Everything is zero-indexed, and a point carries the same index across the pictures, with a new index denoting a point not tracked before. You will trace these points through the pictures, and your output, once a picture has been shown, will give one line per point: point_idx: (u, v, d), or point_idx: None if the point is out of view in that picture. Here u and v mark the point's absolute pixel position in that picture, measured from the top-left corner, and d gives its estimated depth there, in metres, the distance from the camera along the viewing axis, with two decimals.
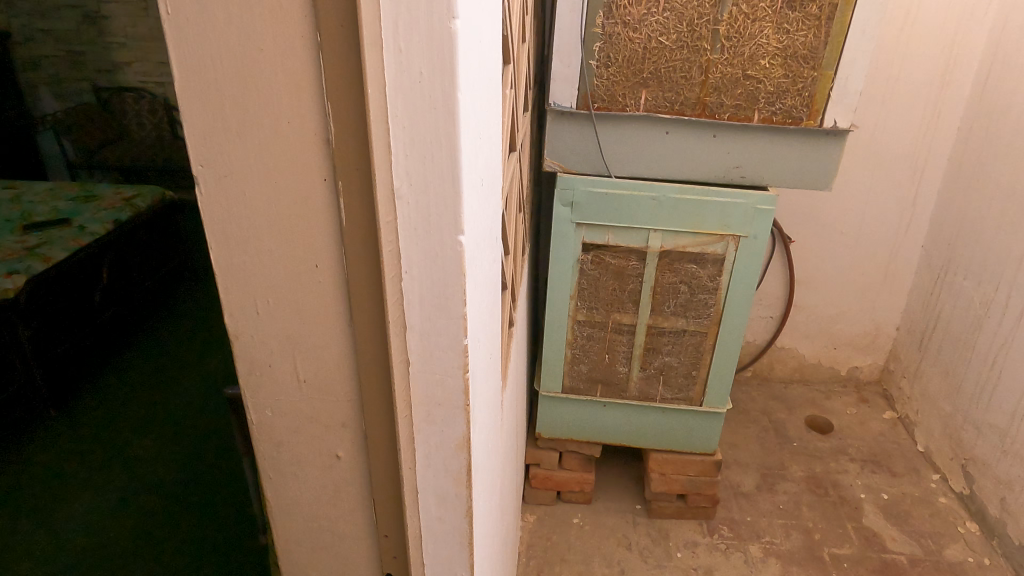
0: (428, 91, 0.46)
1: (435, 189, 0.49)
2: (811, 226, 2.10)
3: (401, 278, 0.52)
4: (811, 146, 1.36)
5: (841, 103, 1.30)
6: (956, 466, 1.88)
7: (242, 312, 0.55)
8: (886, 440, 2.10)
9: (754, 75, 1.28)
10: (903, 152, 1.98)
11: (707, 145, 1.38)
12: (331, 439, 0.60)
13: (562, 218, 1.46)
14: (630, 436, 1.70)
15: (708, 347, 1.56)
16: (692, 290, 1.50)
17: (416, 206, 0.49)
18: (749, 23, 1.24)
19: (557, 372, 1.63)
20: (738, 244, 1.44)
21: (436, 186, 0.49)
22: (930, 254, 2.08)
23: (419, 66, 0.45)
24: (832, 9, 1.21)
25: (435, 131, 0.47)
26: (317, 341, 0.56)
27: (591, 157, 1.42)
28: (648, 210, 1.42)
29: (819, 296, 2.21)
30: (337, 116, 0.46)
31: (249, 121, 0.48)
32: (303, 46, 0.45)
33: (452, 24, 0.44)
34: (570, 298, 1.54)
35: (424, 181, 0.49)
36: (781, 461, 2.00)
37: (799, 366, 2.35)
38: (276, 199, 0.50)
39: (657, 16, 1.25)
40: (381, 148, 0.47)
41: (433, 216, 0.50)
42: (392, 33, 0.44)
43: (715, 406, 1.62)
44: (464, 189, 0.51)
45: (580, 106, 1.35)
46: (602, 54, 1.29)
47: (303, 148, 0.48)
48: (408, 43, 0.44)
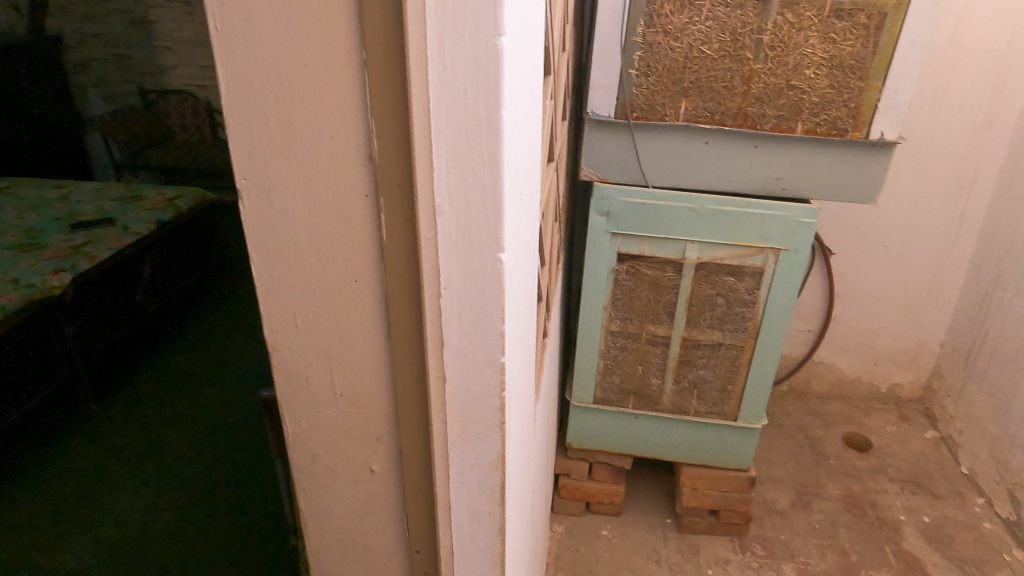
0: (473, 108, 0.45)
1: (477, 206, 0.48)
2: (853, 239, 2.05)
3: (439, 295, 0.51)
4: (856, 158, 1.33)
5: (889, 114, 1.27)
6: (1002, 491, 1.82)
7: (281, 324, 0.55)
8: (928, 460, 2.03)
9: (798, 85, 1.26)
10: (951, 165, 1.92)
11: (748, 156, 1.35)
12: (365, 452, 0.60)
13: (597, 228, 1.44)
14: (662, 450, 1.68)
15: (744, 361, 1.53)
16: (729, 303, 1.47)
17: (456, 222, 0.49)
18: (793, 33, 1.22)
19: (588, 383, 1.61)
20: (778, 257, 1.40)
21: (477, 203, 0.48)
22: (978, 269, 2.01)
23: (463, 83, 0.45)
24: (882, 17, 1.19)
25: (479, 148, 0.46)
26: (355, 354, 0.55)
27: (628, 167, 1.40)
28: (686, 221, 1.40)
29: (860, 310, 2.15)
30: (380, 131, 0.46)
31: (293, 137, 0.48)
32: (349, 62, 0.45)
33: (498, 42, 0.44)
34: (604, 308, 1.52)
35: (465, 198, 0.48)
36: (817, 478, 1.95)
37: (837, 381, 2.29)
38: (318, 215, 0.50)
39: (699, 25, 1.23)
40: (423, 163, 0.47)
41: (474, 234, 0.49)
42: (437, 50, 0.44)
43: (751, 421, 1.59)
44: (505, 206, 0.50)
45: (618, 115, 1.34)
46: (642, 64, 1.28)
47: (344, 165, 0.48)
48: (453, 60, 0.44)
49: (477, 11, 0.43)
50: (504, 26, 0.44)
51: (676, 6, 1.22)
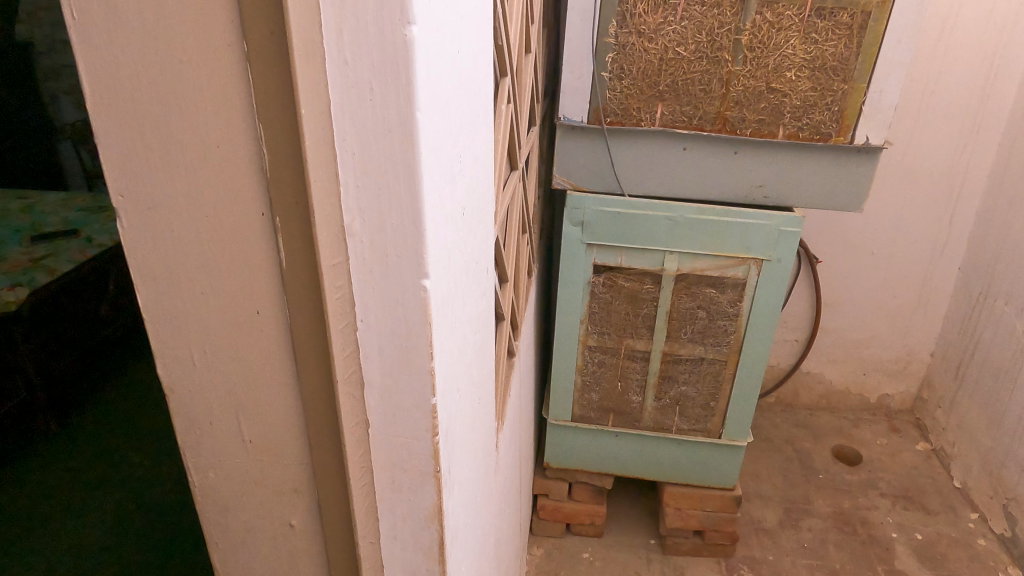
0: (382, 110, 0.38)
1: (393, 225, 0.41)
2: (840, 246, 1.99)
3: (356, 327, 0.45)
4: (841, 165, 1.27)
5: (874, 118, 1.21)
6: (997, 506, 1.76)
7: (177, 363, 0.48)
8: (920, 474, 1.97)
9: (779, 88, 1.20)
10: (939, 170, 1.87)
11: (728, 162, 1.29)
12: (283, 505, 0.53)
13: (571, 238, 1.37)
14: (643, 469, 1.61)
15: (727, 377, 1.46)
16: (711, 316, 1.40)
17: (370, 244, 0.42)
18: (773, 33, 1.16)
19: (566, 400, 1.54)
20: (761, 268, 1.33)
21: (392, 221, 0.41)
22: (968, 276, 1.95)
23: (369, 80, 0.38)
24: (866, 16, 1.13)
25: (392, 157, 0.40)
26: (264, 395, 0.48)
27: (602, 175, 1.33)
28: (664, 231, 1.33)
29: (848, 320, 2.10)
30: (271, 141, 0.39)
31: (173, 147, 0.41)
32: (232, 57, 0.38)
33: (408, 31, 0.37)
34: (581, 322, 1.46)
35: (379, 216, 0.41)
36: (806, 494, 1.89)
37: (826, 393, 2.23)
38: (209, 236, 0.43)
39: (674, 25, 1.17)
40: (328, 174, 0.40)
41: (392, 258, 0.43)
42: (336, 42, 0.37)
43: (735, 438, 1.52)
44: (430, 226, 0.43)
45: (591, 120, 1.27)
46: (615, 66, 1.22)
47: (234, 179, 0.41)
48: (355, 53, 0.37)
49: None
50: (414, 13, 0.37)
51: (649, 5, 1.16)
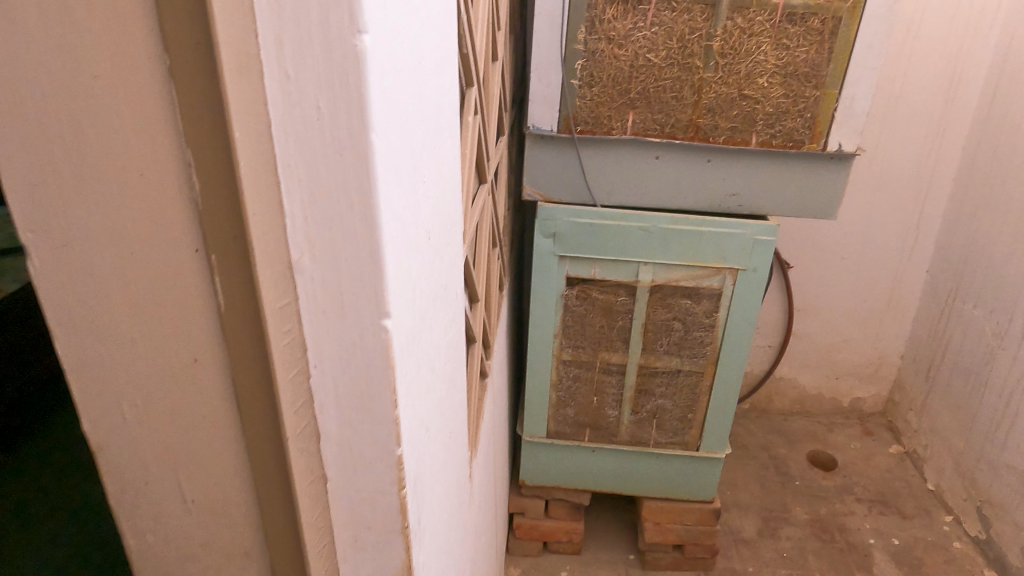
0: (331, 131, 0.34)
1: (348, 260, 0.37)
2: (811, 251, 1.99)
3: (310, 374, 0.40)
4: (814, 173, 1.26)
5: (846, 124, 1.20)
6: (971, 508, 1.76)
7: (104, 418, 0.42)
8: (894, 477, 1.97)
9: (751, 95, 1.18)
10: (906, 173, 1.87)
11: (701, 171, 1.26)
12: (232, 569, 0.47)
13: (543, 251, 1.33)
14: (621, 484, 1.57)
15: (704, 388, 1.43)
16: (687, 328, 1.37)
17: (323, 282, 0.38)
18: (745, 39, 1.13)
19: (541, 416, 1.50)
20: (736, 277, 1.31)
21: (347, 257, 0.37)
22: (936, 279, 1.96)
23: (316, 99, 0.33)
24: (836, 22, 1.12)
25: (345, 185, 0.35)
26: (204, 451, 0.42)
27: (574, 185, 1.30)
28: (638, 241, 1.30)
29: (820, 324, 2.09)
30: (202, 169, 0.34)
31: (88, 176, 0.35)
32: (151, 71, 0.33)
33: (359, 42, 0.32)
34: (555, 336, 1.41)
35: (331, 250, 0.37)
36: (783, 502, 1.87)
37: (800, 397, 2.22)
38: (137, 275, 0.38)
39: (644, 31, 1.14)
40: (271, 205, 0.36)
41: (347, 296, 0.38)
42: (277, 55, 0.33)
43: (713, 450, 1.49)
44: (390, 260, 0.39)
45: (561, 129, 1.23)
46: (584, 73, 1.18)
47: (158, 210, 0.35)
48: (298, 68, 0.33)
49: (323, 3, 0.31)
50: (365, 22, 0.32)
51: (619, 10, 1.13)
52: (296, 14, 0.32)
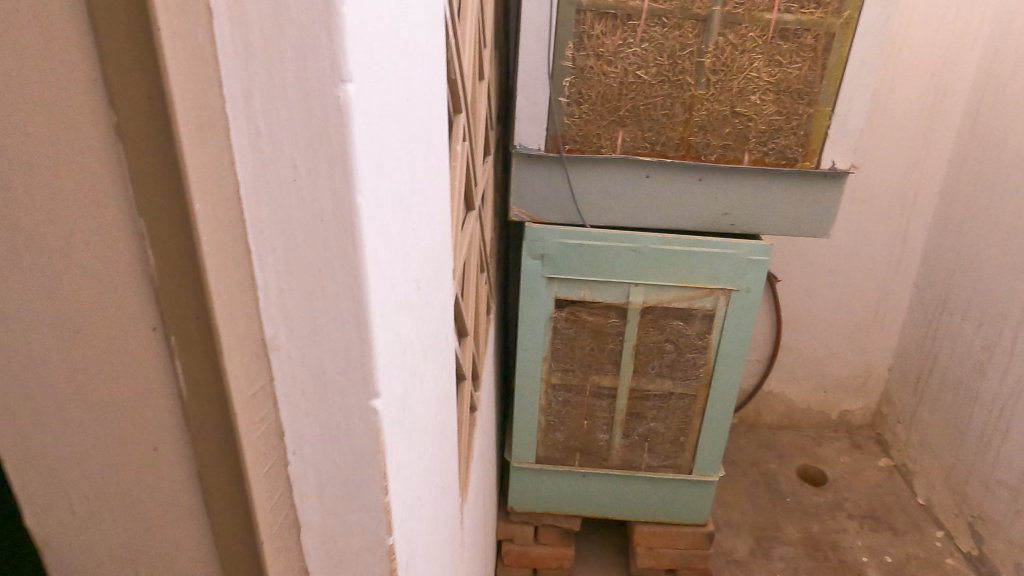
0: (311, 194, 0.29)
1: (331, 336, 0.32)
2: (798, 265, 1.97)
3: (288, 460, 0.35)
4: (807, 191, 1.23)
5: (840, 142, 1.17)
6: (962, 524, 1.74)
7: (48, 513, 0.36)
8: (884, 492, 1.95)
9: (744, 113, 1.15)
10: (892, 186, 1.86)
11: (693, 190, 1.23)
12: None
13: (531, 273, 1.29)
14: (612, 509, 1.53)
15: (697, 411, 1.40)
16: (679, 350, 1.34)
17: (302, 361, 0.33)
18: (736, 55, 1.10)
19: (530, 442, 1.45)
20: (729, 298, 1.28)
21: (329, 332, 0.32)
22: (922, 291, 1.95)
23: (293, 157, 0.29)
24: (829, 38, 1.09)
25: (328, 253, 0.31)
26: (167, 548, 0.37)
27: (562, 205, 1.25)
28: (629, 262, 1.26)
29: (808, 338, 2.08)
30: (158, 241, 0.29)
31: (21, 247, 0.30)
32: (93, 126, 0.27)
33: (343, 91, 0.28)
34: (544, 360, 1.37)
35: (312, 323, 0.32)
36: (775, 521, 1.84)
37: (788, 411, 2.20)
38: (84, 358, 0.32)
39: (633, 47, 1.10)
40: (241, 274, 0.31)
41: (329, 374, 0.33)
42: (246, 108, 0.28)
43: (706, 473, 1.46)
44: (380, 331, 0.34)
45: (549, 148, 1.19)
46: (573, 91, 1.14)
47: (109, 285, 0.30)
48: (272, 123, 0.28)
49: (300, 50, 0.27)
50: (350, 69, 0.28)
51: (608, 26, 1.09)
52: (269, 60, 0.27)
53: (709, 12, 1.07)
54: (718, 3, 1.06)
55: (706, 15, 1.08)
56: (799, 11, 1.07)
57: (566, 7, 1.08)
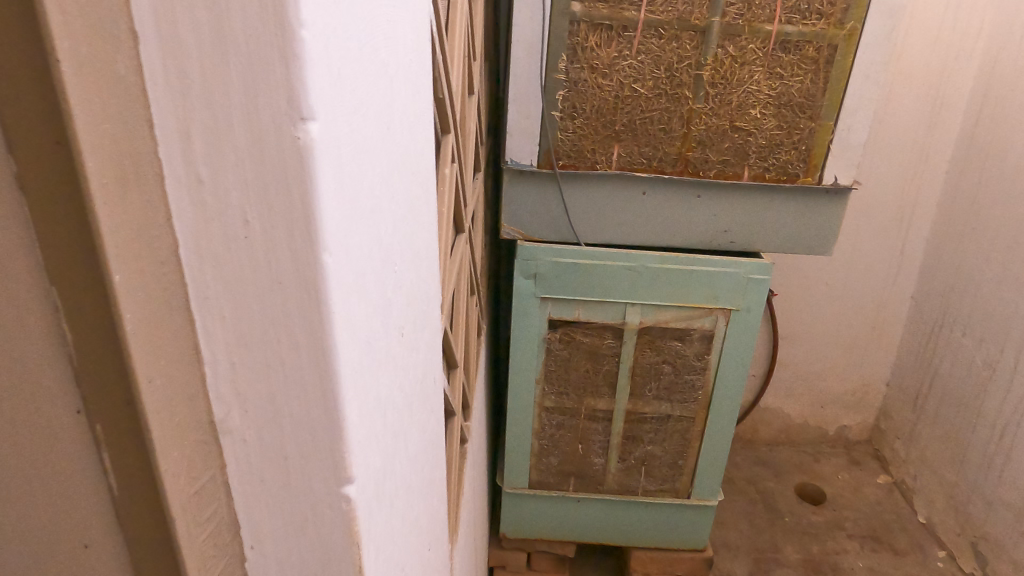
0: (266, 254, 0.24)
1: (294, 416, 0.27)
2: (795, 278, 1.93)
3: (245, 553, 0.30)
4: (808, 207, 1.19)
5: (842, 156, 1.13)
6: (965, 543, 1.70)
7: None
8: (884, 510, 1.91)
9: (744, 127, 1.11)
10: (889, 198, 1.83)
11: (691, 207, 1.18)
12: None
13: (523, 293, 1.24)
14: (608, 535, 1.47)
15: (695, 434, 1.35)
16: (677, 371, 1.29)
17: (260, 443, 0.28)
18: (736, 68, 1.06)
19: (522, 466, 1.40)
20: (729, 318, 1.23)
21: (291, 412, 0.27)
22: (921, 305, 1.92)
23: (243, 209, 0.24)
24: (832, 50, 1.06)
25: (288, 320, 0.26)
26: None
27: (556, 222, 1.21)
28: (624, 282, 1.21)
29: (805, 352, 2.04)
30: (76, 315, 0.23)
31: None
32: None
33: (303, 131, 0.23)
34: (537, 382, 1.32)
35: (271, 399, 0.27)
36: (774, 542, 1.79)
37: (785, 427, 2.16)
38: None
39: (629, 60, 1.06)
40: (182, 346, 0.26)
41: (292, 459, 0.28)
42: (184, 152, 0.23)
43: (705, 497, 1.41)
44: (354, 405, 0.29)
45: (541, 164, 1.14)
46: (566, 104, 1.10)
47: (6, 371, 0.24)
48: (216, 171, 0.23)
49: (247, 85, 0.22)
50: (313, 105, 0.23)
51: (603, 37, 1.05)
52: (212, 93, 0.22)
53: (708, 23, 1.03)
54: (717, 14, 1.02)
55: (704, 26, 1.03)
56: (801, 22, 1.03)
57: (559, 17, 1.04)
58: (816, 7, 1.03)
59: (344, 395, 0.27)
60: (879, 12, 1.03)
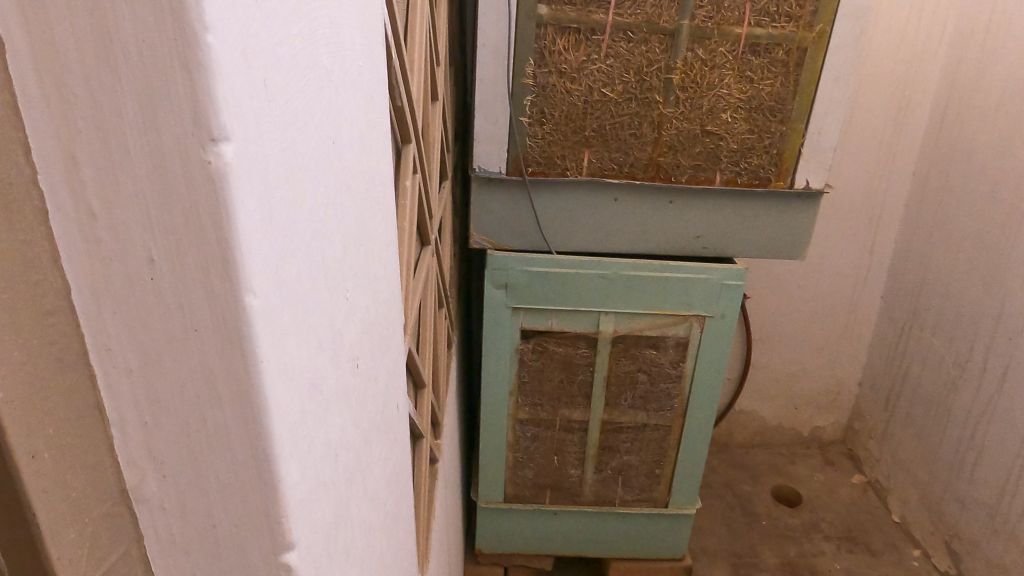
0: (180, 297, 0.22)
1: (220, 475, 0.25)
2: (767, 281, 1.93)
3: None
4: (781, 212, 1.18)
5: (814, 160, 1.12)
6: (939, 542, 1.70)
7: None
8: (860, 511, 1.91)
9: (715, 131, 1.09)
10: (858, 200, 1.84)
11: (664, 213, 1.16)
12: None
13: (494, 303, 1.21)
14: (586, 546, 1.45)
15: (672, 442, 1.33)
16: (652, 380, 1.27)
17: (181, 505, 0.26)
18: (706, 72, 1.05)
19: (497, 480, 1.37)
20: (703, 324, 1.21)
21: (215, 470, 0.25)
22: (891, 306, 1.93)
23: (146, 244, 0.21)
24: (801, 53, 1.05)
25: (205, 364, 0.23)
26: None
27: (526, 230, 1.17)
28: (597, 290, 1.19)
29: (778, 354, 2.04)
30: None
31: None
32: None
33: (217, 155, 0.20)
34: (510, 394, 1.29)
35: (192, 459, 0.25)
36: (751, 546, 1.77)
37: (760, 429, 2.16)
38: None
39: (598, 64, 1.04)
40: (77, 393, 0.23)
41: (221, 522, 0.26)
42: (75, 188, 0.21)
43: (683, 506, 1.39)
44: (295, 456, 0.27)
45: (510, 171, 1.11)
46: (534, 110, 1.07)
47: None
48: (115, 208, 0.21)
49: (145, 111, 0.20)
50: (231, 127, 0.20)
51: (571, 41, 1.02)
52: (104, 113, 0.20)
53: (677, 26, 1.01)
54: (686, 16, 1.01)
55: (674, 29, 1.02)
56: (770, 24, 1.02)
57: (526, 20, 1.01)
58: (785, 10, 1.02)
59: (280, 447, 0.24)
60: (847, 14, 1.02)
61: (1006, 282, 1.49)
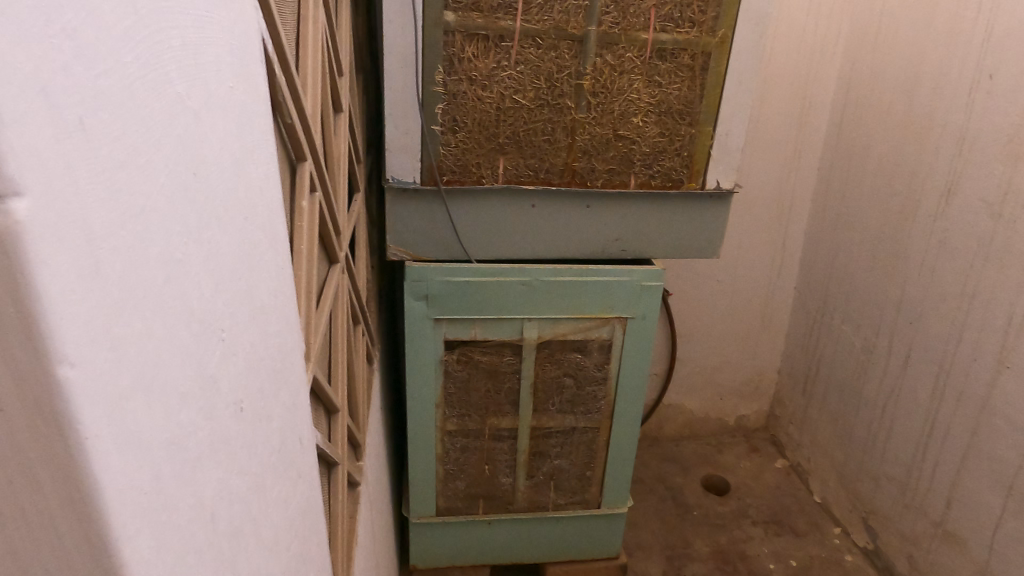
0: None
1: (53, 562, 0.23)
2: (687, 277, 1.97)
3: None
4: (695, 212, 1.20)
5: (723, 161, 1.15)
6: (857, 519, 1.78)
7: None
8: (784, 494, 1.98)
9: (627, 136, 1.10)
10: (768, 195, 1.90)
11: (581, 218, 1.17)
12: None
13: (415, 315, 1.18)
14: (523, 553, 1.44)
15: (601, 443, 1.34)
16: (578, 383, 1.27)
17: None
18: (615, 77, 1.06)
19: (428, 494, 1.34)
20: (625, 326, 1.23)
21: (48, 557, 0.23)
22: (803, 296, 2.01)
23: None
24: (706, 57, 1.07)
25: (18, 439, 0.21)
26: None
27: (445, 240, 1.15)
28: (519, 297, 1.18)
29: (701, 348, 2.09)
30: None
31: None
32: None
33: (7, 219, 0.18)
34: (437, 406, 1.26)
35: (21, 549, 0.23)
36: (684, 537, 1.81)
37: (688, 421, 2.21)
38: None
39: (508, 70, 1.03)
40: None
41: None
42: None
43: (615, 506, 1.41)
44: (151, 528, 0.25)
45: (425, 181, 1.09)
46: (446, 118, 1.05)
47: None
48: None
49: None
50: (24, 185, 0.19)
51: (480, 48, 1.01)
52: None
53: (585, 32, 1.02)
54: (593, 23, 1.01)
55: (582, 35, 1.02)
56: (675, 30, 1.04)
57: (432, 27, 0.99)
58: (688, 15, 1.04)
59: (120, 526, 0.23)
60: (748, 19, 1.04)
61: (904, 270, 1.57)
